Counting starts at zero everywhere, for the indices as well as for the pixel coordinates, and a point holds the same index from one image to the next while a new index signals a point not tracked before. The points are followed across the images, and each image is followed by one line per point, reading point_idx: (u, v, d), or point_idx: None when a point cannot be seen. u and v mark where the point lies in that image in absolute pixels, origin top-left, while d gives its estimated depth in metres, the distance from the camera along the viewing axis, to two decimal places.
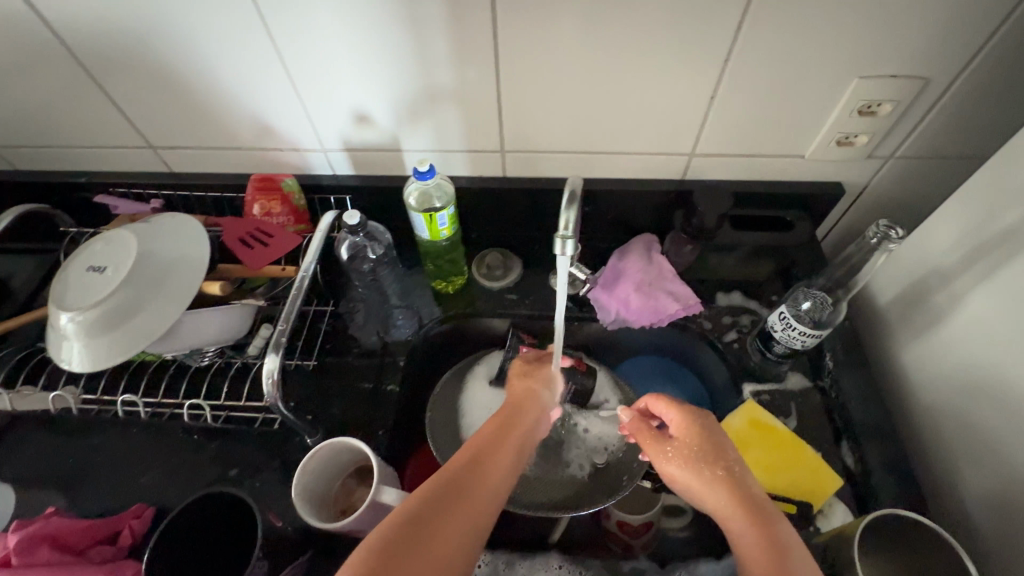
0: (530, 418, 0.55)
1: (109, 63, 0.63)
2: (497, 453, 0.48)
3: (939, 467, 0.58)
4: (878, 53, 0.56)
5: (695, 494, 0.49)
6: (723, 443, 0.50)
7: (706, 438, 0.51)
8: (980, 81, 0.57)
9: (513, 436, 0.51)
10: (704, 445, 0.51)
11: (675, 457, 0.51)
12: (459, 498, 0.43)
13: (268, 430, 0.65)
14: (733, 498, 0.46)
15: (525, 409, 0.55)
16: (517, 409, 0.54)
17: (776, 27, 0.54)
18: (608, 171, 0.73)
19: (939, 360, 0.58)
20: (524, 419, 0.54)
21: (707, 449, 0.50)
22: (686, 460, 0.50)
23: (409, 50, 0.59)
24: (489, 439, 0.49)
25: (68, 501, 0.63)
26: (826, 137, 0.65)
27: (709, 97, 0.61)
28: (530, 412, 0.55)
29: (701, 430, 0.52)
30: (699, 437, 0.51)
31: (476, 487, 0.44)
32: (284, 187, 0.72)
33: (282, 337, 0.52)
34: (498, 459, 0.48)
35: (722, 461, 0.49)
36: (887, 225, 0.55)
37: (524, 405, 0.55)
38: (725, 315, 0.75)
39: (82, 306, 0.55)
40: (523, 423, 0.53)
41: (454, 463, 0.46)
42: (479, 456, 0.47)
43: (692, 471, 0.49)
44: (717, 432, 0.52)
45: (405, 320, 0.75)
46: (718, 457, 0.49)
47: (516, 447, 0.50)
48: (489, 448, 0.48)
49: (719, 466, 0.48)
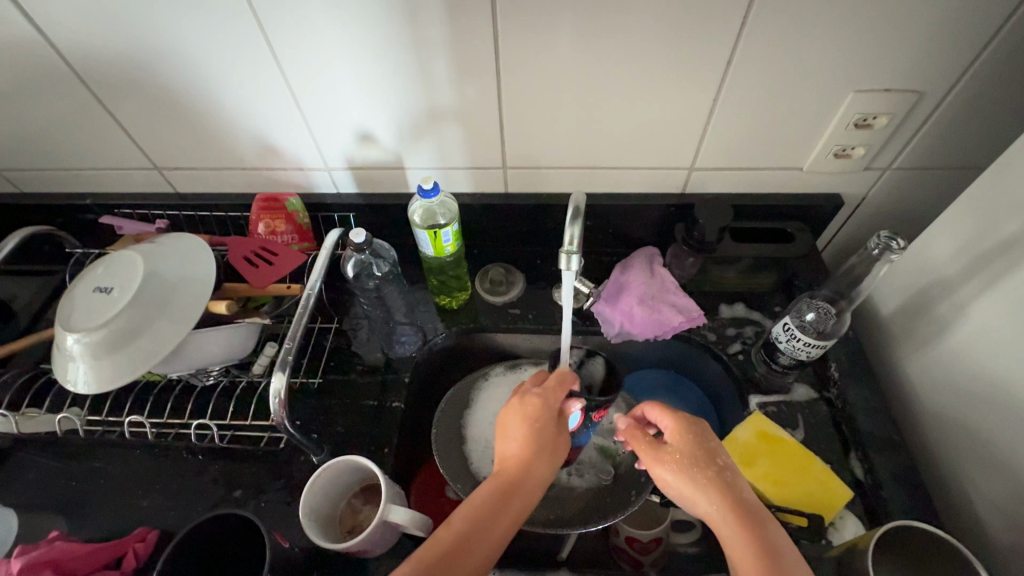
0: (529, 490, 0.52)
1: (116, 86, 0.64)
2: (490, 531, 0.48)
3: (950, 478, 0.58)
4: (873, 67, 0.57)
5: (688, 501, 0.50)
6: (714, 451, 0.51)
7: (698, 445, 0.51)
8: (973, 95, 0.59)
9: (501, 525, 0.49)
10: (696, 450, 0.51)
11: (668, 463, 0.51)
12: (455, 571, 0.45)
13: (273, 449, 0.64)
14: (725, 507, 0.47)
15: (522, 488, 0.52)
16: (515, 485, 0.52)
17: (770, 45, 0.55)
18: (609, 186, 0.74)
19: (945, 369, 0.58)
20: (518, 500, 0.51)
21: (700, 456, 0.50)
22: (679, 468, 0.50)
23: (413, 71, 0.60)
24: (481, 511, 0.49)
25: (71, 524, 0.62)
26: (824, 149, 0.66)
27: (707, 111, 0.63)
28: (530, 483, 0.52)
29: (693, 435, 0.52)
30: (691, 444, 0.51)
31: (468, 562, 0.46)
32: (289, 207, 0.73)
33: (289, 355, 0.52)
34: (489, 536, 0.48)
35: (714, 468, 0.50)
36: (889, 236, 0.56)
37: (524, 475, 0.53)
38: (729, 327, 0.75)
39: (89, 326, 0.55)
40: (513, 500, 0.51)
41: (451, 529, 0.48)
42: (476, 524, 0.48)
43: (685, 478, 0.50)
44: (708, 438, 0.52)
45: (409, 336, 0.75)
46: (709, 464, 0.50)
47: (506, 524, 0.50)
48: (484, 518, 0.49)
49: (711, 471, 0.49)
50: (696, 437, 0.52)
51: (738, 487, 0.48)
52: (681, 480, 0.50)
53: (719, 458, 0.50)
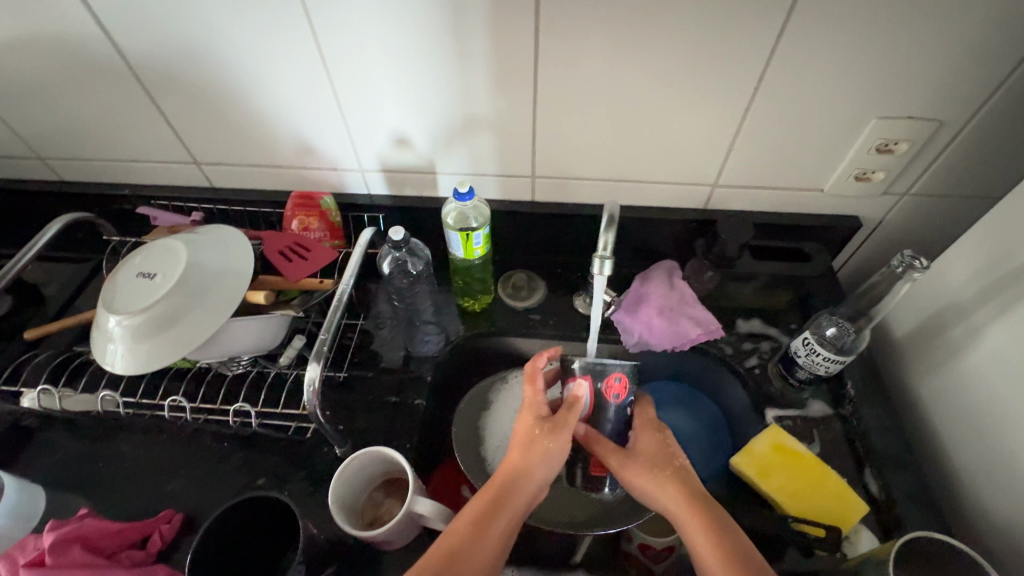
0: (520, 500, 0.54)
1: (166, 82, 0.66)
2: (490, 530, 0.50)
3: (963, 497, 0.59)
4: (895, 96, 0.59)
5: (652, 497, 0.56)
6: (673, 454, 0.59)
7: (659, 449, 0.59)
8: (990, 127, 0.61)
9: (494, 531, 0.50)
10: (658, 453, 0.59)
11: (635, 465, 0.58)
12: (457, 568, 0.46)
13: (298, 439, 0.66)
14: (684, 497, 0.54)
15: (516, 489, 0.54)
16: (503, 494, 0.53)
17: (799, 72, 0.58)
18: (633, 199, 0.76)
19: (959, 390, 0.59)
20: (512, 501, 0.53)
21: (661, 458, 0.58)
22: (646, 468, 0.57)
23: (454, 81, 0.63)
24: (480, 509, 0.52)
25: (97, 504, 0.64)
26: (844, 172, 0.68)
27: (734, 130, 0.65)
28: (519, 493, 0.54)
29: (658, 441, 0.60)
30: (654, 447, 0.60)
31: (471, 557, 0.47)
32: (322, 205, 0.76)
33: (324, 346, 0.54)
34: (490, 535, 0.50)
35: (673, 466, 0.57)
36: (912, 255, 0.57)
37: (515, 487, 0.54)
38: (746, 341, 0.76)
39: (131, 310, 0.56)
40: (506, 510, 0.52)
41: (460, 522, 0.50)
42: (481, 519, 0.51)
43: (651, 476, 0.56)
44: (669, 444, 0.60)
45: (433, 337, 0.76)
46: (669, 464, 0.58)
47: (503, 523, 0.51)
48: (485, 516, 0.51)
49: (670, 469, 0.57)
50: (660, 443, 0.60)
51: (691, 483, 0.56)
52: (645, 478, 0.57)
53: (676, 459, 0.58)
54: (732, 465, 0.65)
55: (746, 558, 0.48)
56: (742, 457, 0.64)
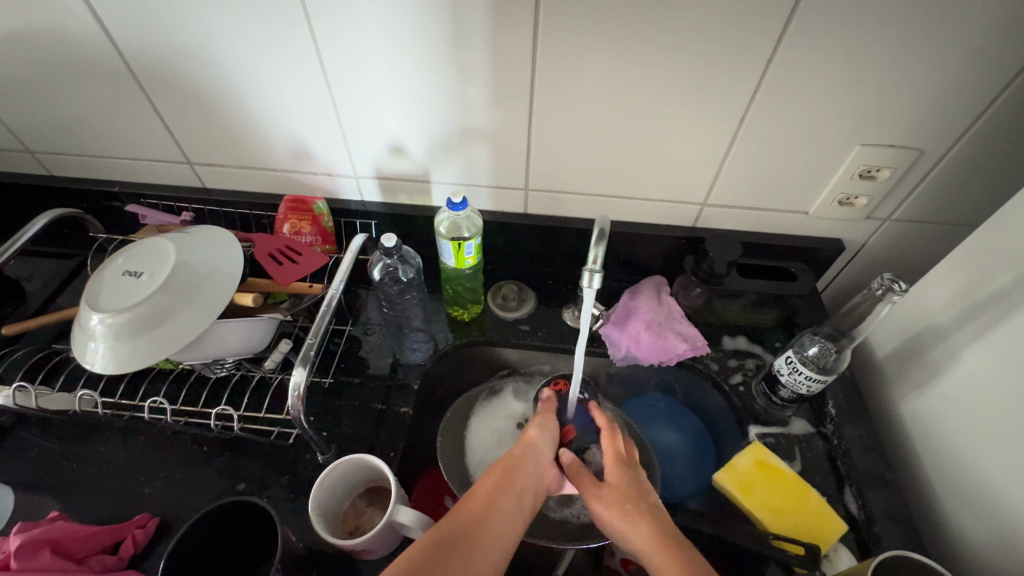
0: (533, 470, 0.56)
1: (162, 82, 0.66)
2: (502, 503, 0.51)
3: (940, 518, 0.60)
4: (876, 125, 0.62)
5: (620, 535, 0.51)
6: (646, 491, 0.54)
7: (631, 483, 0.55)
8: (968, 158, 0.63)
9: (512, 497, 0.52)
10: (630, 486, 0.54)
11: (604, 496, 0.54)
12: (478, 531, 0.48)
13: (282, 444, 0.65)
14: (657, 537, 0.49)
15: (526, 460, 0.57)
16: (516, 464, 0.56)
17: (785, 98, 0.60)
18: (625, 215, 0.77)
19: (937, 412, 0.60)
20: (526, 470, 0.56)
21: (631, 491, 0.54)
22: (615, 504, 0.52)
23: (452, 92, 0.64)
24: (495, 483, 0.53)
25: (68, 507, 0.62)
26: (829, 196, 0.70)
27: (723, 151, 0.67)
28: (531, 464, 0.57)
29: (626, 472, 0.56)
30: (625, 479, 0.55)
31: (490, 520, 0.49)
32: (315, 209, 0.77)
33: (310, 351, 0.53)
34: (507, 503, 0.52)
35: (645, 504, 0.52)
36: (891, 278, 0.59)
37: (526, 460, 0.57)
38: (731, 358, 0.77)
39: (114, 308, 0.55)
40: (522, 478, 0.55)
41: (476, 495, 0.51)
42: (499, 489, 0.53)
43: (619, 513, 0.52)
44: (641, 479, 0.56)
45: (421, 345, 0.77)
46: (641, 501, 0.53)
47: (516, 497, 0.53)
48: (500, 488, 0.53)
49: (644, 505, 0.52)
50: (631, 476, 0.56)
51: (664, 523, 0.50)
52: (616, 516, 0.52)
53: (649, 498, 0.53)
54: (716, 481, 0.65)
55: None
56: (726, 473, 0.65)
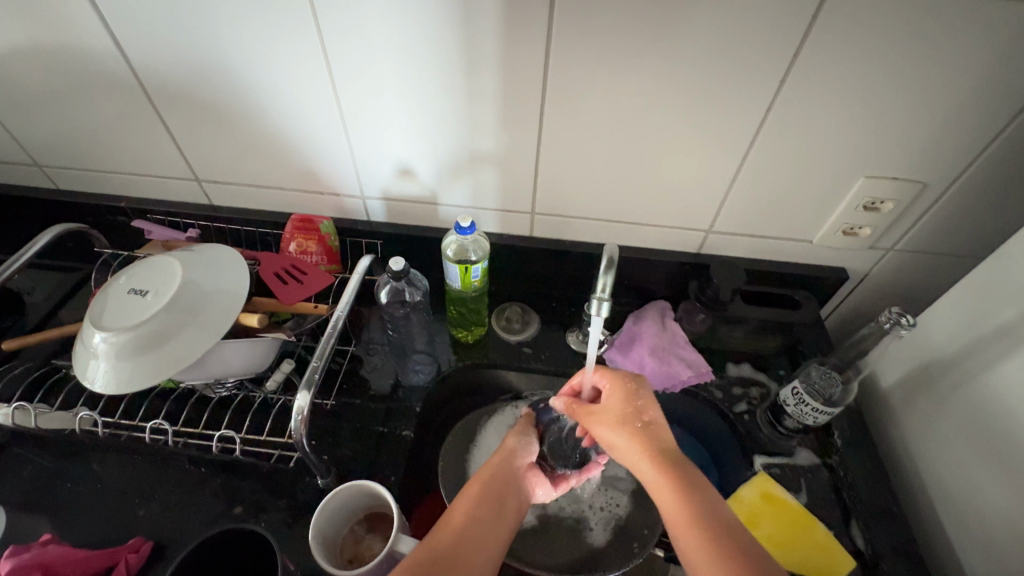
0: (514, 481, 0.59)
1: (174, 99, 0.67)
2: (482, 513, 0.54)
3: (948, 554, 0.59)
4: (880, 158, 0.62)
5: (620, 452, 0.57)
6: (643, 408, 0.57)
7: (628, 403, 0.58)
8: (969, 192, 0.64)
9: (493, 507, 0.55)
10: (627, 408, 0.58)
11: (604, 420, 0.58)
12: (462, 544, 0.50)
13: (281, 467, 0.64)
14: (651, 453, 0.54)
15: (506, 469, 0.60)
16: (496, 476, 0.58)
17: (790, 131, 0.61)
18: (630, 239, 0.78)
19: (944, 446, 0.60)
20: (506, 481, 0.58)
21: (628, 413, 0.57)
22: (613, 424, 0.57)
23: (463, 117, 0.65)
24: (474, 495, 0.56)
25: (61, 528, 0.61)
26: (833, 226, 0.71)
27: (729, 179, 0.67)
28: (512, 477, 0.59)
29: (625, 392, 0.59)
30: (623, 401, 0.58)
31: (474, 531, 0.52)
32: (322, 229, 0.77)
33: (315, 373, 0.53)
34: (488, 514, 0.54)
35: (641, 421, 0.56)
36: (898, 312, 0.60)
37: (508, 473, 0.60)
38: (735, 386, 0.77)
39: (118, 327, 0.55)
40: (504, 488, 0.57)
41: (459, 508, 0.54)
42: (480, 500, 0.55)
43: (618, 434, 0.57)
44: (639, 396, 0.59)
45: (423, 367, 0.76)
46: (636, 419, 0.57)
47: (496, 506, 0.55)
48: (481, 500, 0.55)
49: (638, 424, 0.56)
50: (630, 395, 0.59)
51: (658, 439, 0.55)
52: (614, 435, 0.57)
53: (646, 414, 0.57)
54: None
55: (714, 517, 0.48)
56: (731, 504, 0.65)
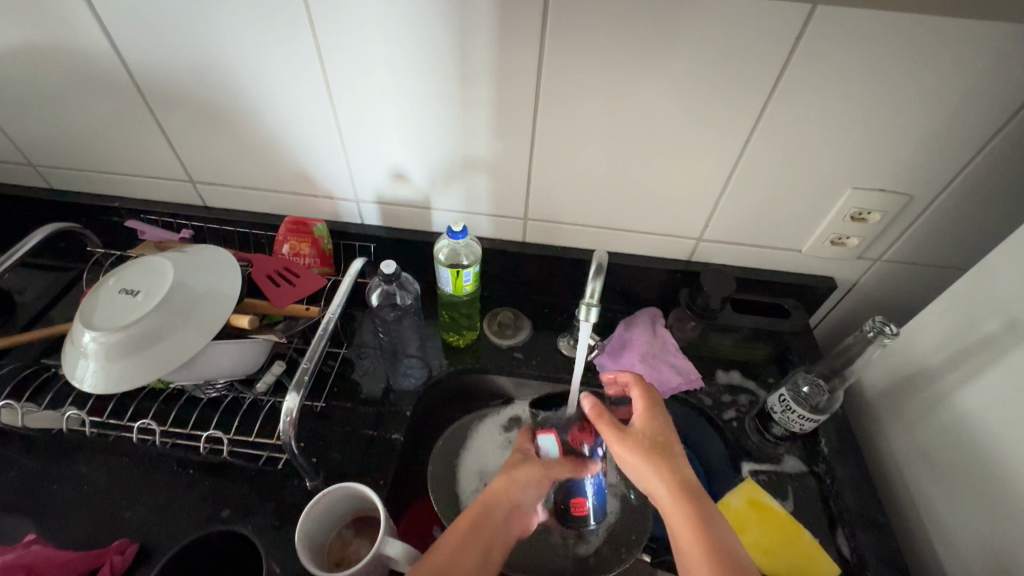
0: (507, 518, 0.56)
1: (170, 101, 0.68)
2: (472, 546, 0.52)
3: (932, 563, 0.60)
4: (867, 171, 0.64)
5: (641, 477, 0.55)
6: (670, 440, 0.57)
7: (658, 432, 0.57)
8: (954, 205, 0.65)
9: (478, 544, 0.52)
10: (656, 436, 0.57)
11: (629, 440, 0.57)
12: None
13: (269, 470, 0.64)
14: (672, 483, 0.53)
15: (500, 507, 0.56)
16: (493, 508, 0.56)
17: (778, 142, 0.62)
18: (622, 247, 0.78)
19: (929, 455, 0.61)
20: (494, 522, 0.55)
21: (657, 441, 0.56)
22: (639, 448, 0.56)
23: (457, 123, 0.65)
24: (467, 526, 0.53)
25: (46, 530, 0.60)
26: (821, 236, 0.72)
27: (719, 189, 0.68)
28: (504, 515, 0.56)
29: (655, 420, 0.58)
30: (654, 427, 0.58)
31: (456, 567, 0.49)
32: (315, 231, 0.76)
33: (305, 375, 0.53)
34: (472, 553, 0.51)
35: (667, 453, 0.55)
36: (882, 321, 0.60)
37: (503, 510, 0.57)
38: (724, 393, 0.78)
39: (109, 327, 0.55)
40: (489, 529, 0.54)
41: (452, 535, 0.52)
42: (468, 535, 0.53)
43: (642, 457, 0.55)
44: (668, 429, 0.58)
45: (416, 371, 0.77)
46: (664, 448, 0.56)
47: (481, 547, 0.52)
48: (469, 535, 0.53)
49: (665, 454, 0.55)
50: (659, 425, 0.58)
51: (682, 472, 0.54)
52: (637, 460, 0.55)
53: (672, 447, 0.56)
54: None
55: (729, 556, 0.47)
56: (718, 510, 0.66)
